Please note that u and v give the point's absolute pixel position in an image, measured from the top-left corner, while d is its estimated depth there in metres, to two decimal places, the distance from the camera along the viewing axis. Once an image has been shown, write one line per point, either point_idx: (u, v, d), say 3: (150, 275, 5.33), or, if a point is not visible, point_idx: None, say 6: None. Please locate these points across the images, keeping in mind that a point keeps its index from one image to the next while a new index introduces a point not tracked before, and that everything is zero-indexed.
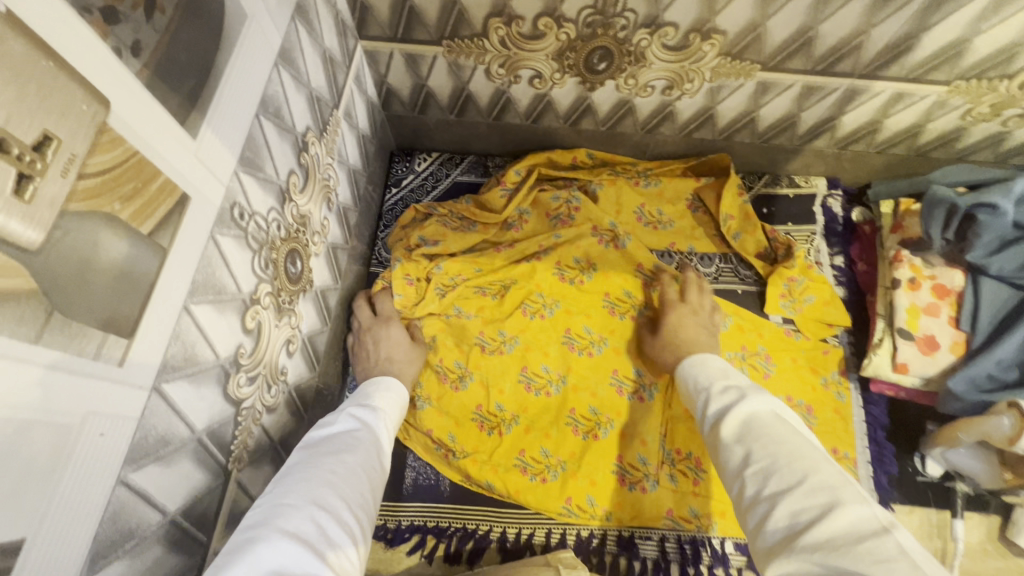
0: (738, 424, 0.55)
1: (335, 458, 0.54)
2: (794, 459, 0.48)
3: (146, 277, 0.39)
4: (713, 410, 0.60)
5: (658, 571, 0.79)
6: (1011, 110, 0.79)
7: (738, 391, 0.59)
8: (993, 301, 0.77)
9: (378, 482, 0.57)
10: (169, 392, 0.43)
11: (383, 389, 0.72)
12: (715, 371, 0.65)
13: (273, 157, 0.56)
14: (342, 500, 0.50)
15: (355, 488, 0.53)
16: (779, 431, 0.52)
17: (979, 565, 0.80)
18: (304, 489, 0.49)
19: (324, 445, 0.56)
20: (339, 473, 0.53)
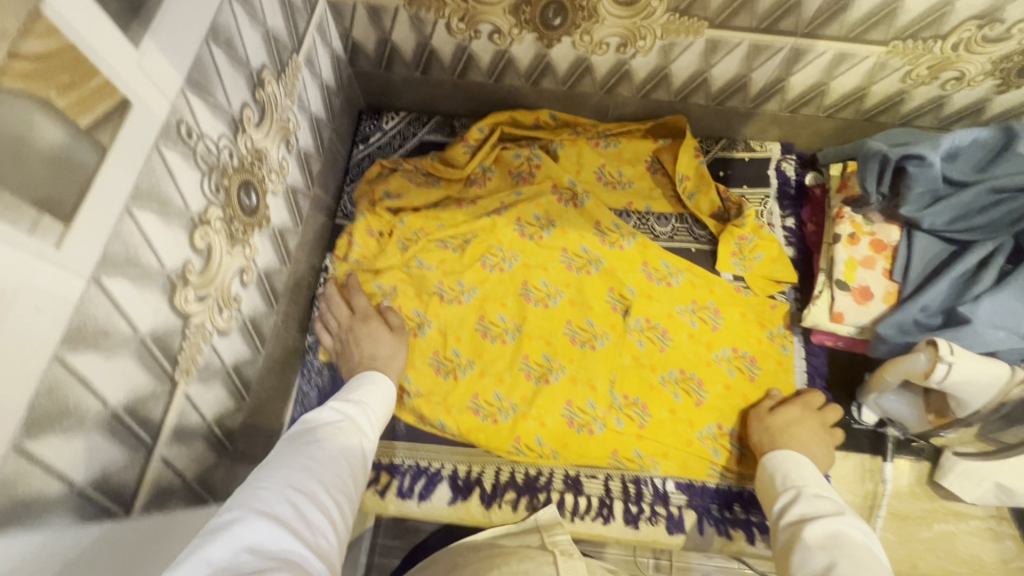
0: (825, 532, 0.58)
1: (315, 444, 0.56)
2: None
3: (84, 168, 0.41)
4: (801, 515, 0.63)
5: (602, 508, 0.83)
6: (948, 73, 0.83)
7: (835, 506, 0.62)
8: (924, 254, 0.80)
9: (361, 471, 0.59)
10: (111, 287, 0.46)
11: (367, 384, 0.73)
12: (810, 477, 0.69)
13: (224, 85, 0.59)
14: (322, 484, 0.52)
15: (335, 473, 0.55)
16: (867, 556, 0.54)
17: (907, 507, 0.85)
18: (284, 474, 0.51)
19: (307, 435, 0.58)
20: (319, 459, 0.55)
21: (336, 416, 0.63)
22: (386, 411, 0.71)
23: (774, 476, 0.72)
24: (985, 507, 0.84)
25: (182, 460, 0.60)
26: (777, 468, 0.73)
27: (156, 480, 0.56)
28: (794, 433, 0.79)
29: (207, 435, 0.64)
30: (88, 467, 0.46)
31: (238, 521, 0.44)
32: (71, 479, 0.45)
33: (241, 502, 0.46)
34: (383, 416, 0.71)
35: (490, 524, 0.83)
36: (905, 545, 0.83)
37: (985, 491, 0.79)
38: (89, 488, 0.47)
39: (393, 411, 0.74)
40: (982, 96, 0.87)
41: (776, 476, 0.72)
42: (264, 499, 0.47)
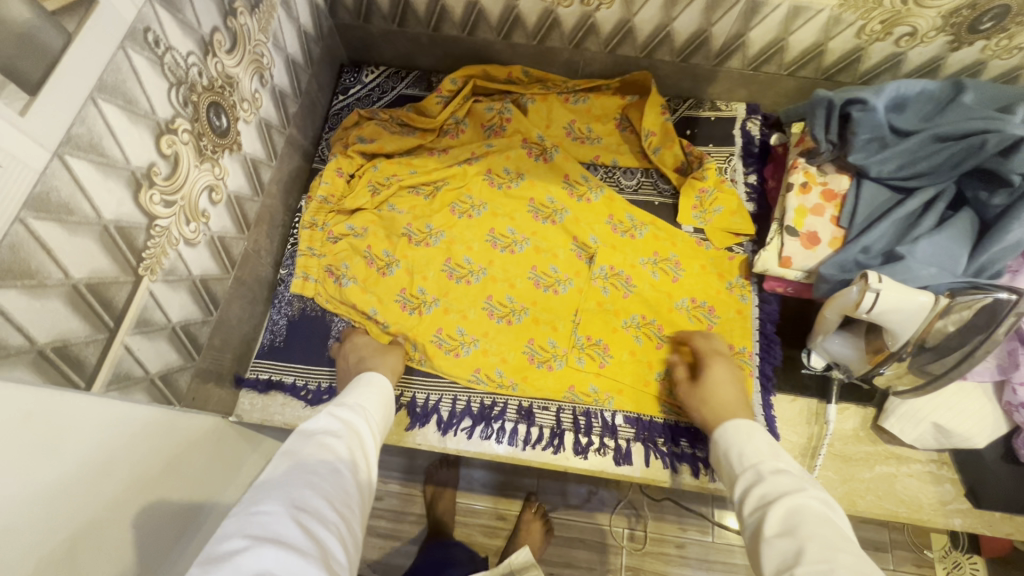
0: (786, 513, 0.54)
1: (315, 457, 0.54)
2: (846, 559, 0.47)
3: (50, 49, 0.46)
4: (762, 498, 0.58)
5: (553, 438, 0.86)
6: (900, 28, 0.86)
7: (796, 482, 0.58)
8: (870, 201, 0.83)
9: (364, 483, 0.57)
10: (74, 166, 0.50)
11: (363, 389, 0.72)
12: (764, 450, 0.65)
13: (194, 5, 0.63)
14: (326, 499, 0.50)
15: (338, 485, 0.53)
16: (832, 529, 0.51)
17: (851, 450, 0.87)
18: (284, 492, 0.49)
19: (305, 446, 0.56)
20: (321, 472, 0.53)
21: (333, 427, 0.60)
22: (383, 415, 0.70)
23: (729, 455, 0.68)
24: (927, 451, 0.86)
25: (146, 353, 0.65)
26: (730, 444, 0.68)
27: (117, 365, 0.60)
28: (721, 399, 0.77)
29: (170, 337, 0.69)
30: (49, 330, 0.51)
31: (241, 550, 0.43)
32: (32, 336, 0.49)
33: (241, 526, 0.45)
34: (379, 421, 0.69)
35: (446, 450, 0.87)
36: (846, 484, 0.85)
37: (922, 432, 0.82)
38: (50, 350, 0.51)
39: (391, 413, 0.73)
40: (937, 53, 0.89)
41: (731, 455, 0.67)
42: (265, 523, 0.45)
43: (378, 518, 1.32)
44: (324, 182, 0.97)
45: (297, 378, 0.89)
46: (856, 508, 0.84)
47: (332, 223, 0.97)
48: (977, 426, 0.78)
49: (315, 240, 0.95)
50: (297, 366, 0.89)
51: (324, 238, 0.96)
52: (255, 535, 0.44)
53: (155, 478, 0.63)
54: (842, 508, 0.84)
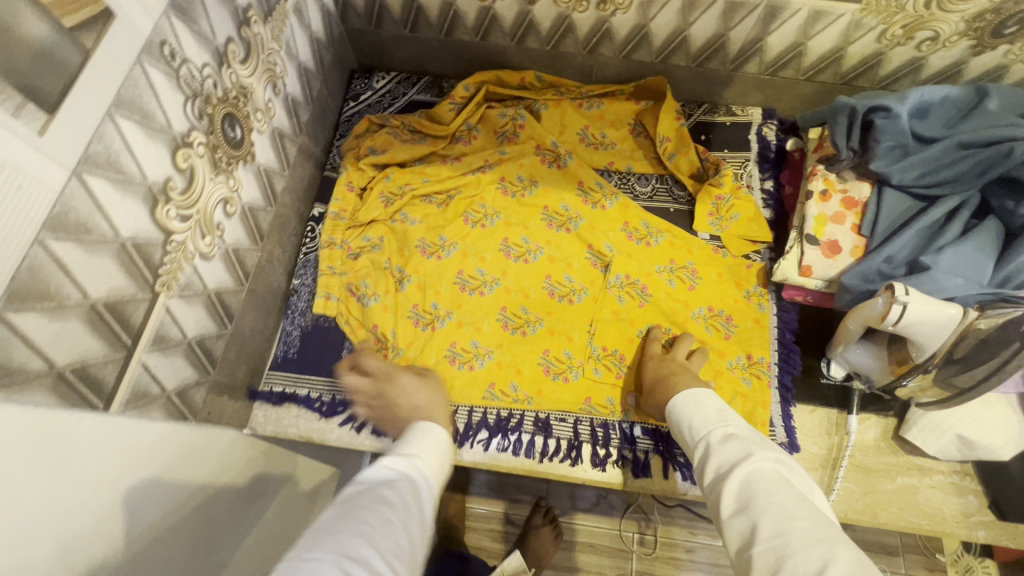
0: (740, 485, 0.58)
1: (366, 516, 0.46)
2: (802, 527, 0.50)
3: (68, 66, 0.45)
4: (717, 470, 0.62)
5: (570, 450, 0.85)
6: (922, 33, 0.84)
7: (743, 446, 0.62)
8: (892, 209, 0.82)
9: (421, 537, 0.49)
10: (92, 184, 0.49)
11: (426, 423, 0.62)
12: (710, 417, 0.69)
13: (209, 16, 0.62)
14: (378, 557, 0.43)
15: (391, 540, 0.45)
16: (784, 493, 0.55)
17: (871, 460, 0.86)
18: (341, 545, 0.42)
19: (364, 492, 0.48)
20: (375, 524, 0.45)
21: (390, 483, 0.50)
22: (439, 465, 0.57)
23: (687, 425, 0.71)
24: (949, 462, 0.85)
25: (163, 370, 0.64)
26: (682, 417, 0.72)
27: (134, 383, 0.59)
28: (671, 384, 0.79)
29: (186, 352, 0.68)
30: (68, 351, 0.50)
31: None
32: (52, 359, 0.48)
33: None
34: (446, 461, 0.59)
35: (462, 462, 0.86)
36: (867, 496, 0.84)
37: (946, 443, 0.81)
38: (68, 372, 0.50)
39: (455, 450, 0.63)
40: (958, 58, 0.88)
41: (683, 426, 0.71)
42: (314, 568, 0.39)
43: None
44: (335, 199, 0.97)
45: (311, 390, 0.88)
46: (878, 520, 0.83)
47: (349, 240, 0.96)
48: (1003, 438, 0.77)
49: (335, 258, 0.94)
50: (311, 377, 0.88)
51: (344, 256, 0.95)
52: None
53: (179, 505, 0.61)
54: (863, 520, 0.83)
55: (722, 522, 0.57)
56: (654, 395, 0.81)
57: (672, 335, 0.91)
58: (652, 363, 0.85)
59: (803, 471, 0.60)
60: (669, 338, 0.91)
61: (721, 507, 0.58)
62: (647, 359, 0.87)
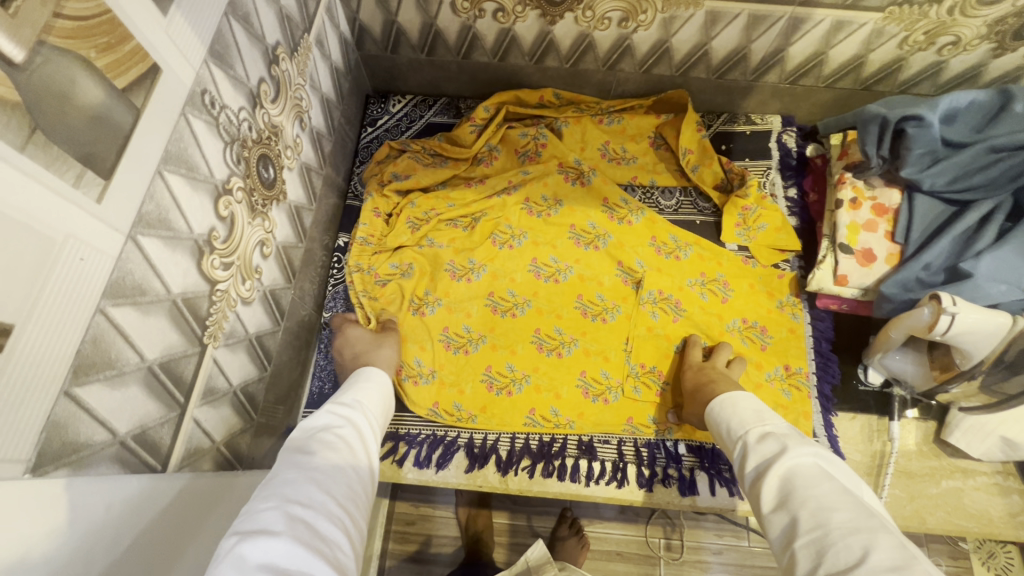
0: (780, 481, 0.55)
1: (320, 454, 0.53)
2: (842, 517, 0.48)
3: (122, 127, 0.44)
4: (758, 466, 0.60)
5: (616, 472, 0.84)
6: (944, 38, 0.85)
7: (779, 442, 0.60)
8: (925, 215, 0.82)
9: (366, 474, 0.56)
10: (146, 245, 0.48)
11: (362, 381, 0.73)
12: (748, 417, 0.67)
13: (243, 59, 0.61)
14: (330, 496, 0.49)
15: (340, 482, 0.52)
16: (824, 486, 0.52)
17: (914, 466, 0.86)
18: (288, 490, 0.47)
19: (310, 443, 0.55)
20: (325, 470, 0.51)
21: (335, 422, 0.60)
22: (382, 409, 0.70)
23: (729, 427, 0.69)
24: (992, 463, 0.85)
25: (211, 422, 0.62)
26: (722, 421, 0.71)
27: (188, 439, 0.58)
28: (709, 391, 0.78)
29: (232, 401, 0.66)
30: (129, 419, 0.48)
31: (269, 532, 0.42)
32: (115, 428, 0.47)
33: (274, 508, 0.45)
34: (379, 413, 0.69)
35: (507, 490, 0.85)
36: (914, 502, 0.84)
37: (991, 445, 0.81)
38: (129, 439, 0.49)
39: (388, 407, 0.73)
40: (978, 61, 0.89)
41: (722, 429, 0.70)
42: (262, 520, 0.43)
43: (412, 543, 1.30)
44: (362, 224, 0.96)
45: None
46: (926, 526, 0.83)
47: (377, 265, 0.95)
48: None
49: (366, 283, 0.94)
50: None
51: (373, 281, 0.94)
52: (289, 515, 0.45)
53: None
54: (911, 526, 0.83)
55: (764, 518, 0.55)
56: (692, 404, 0.80)
57: (709, 347, 0.91)
58: (693, 372, 0.84)
59: (847, 468, 0.57)
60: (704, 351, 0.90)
61: (761, 503, 0.55)
62: (689, 368, 0.85)
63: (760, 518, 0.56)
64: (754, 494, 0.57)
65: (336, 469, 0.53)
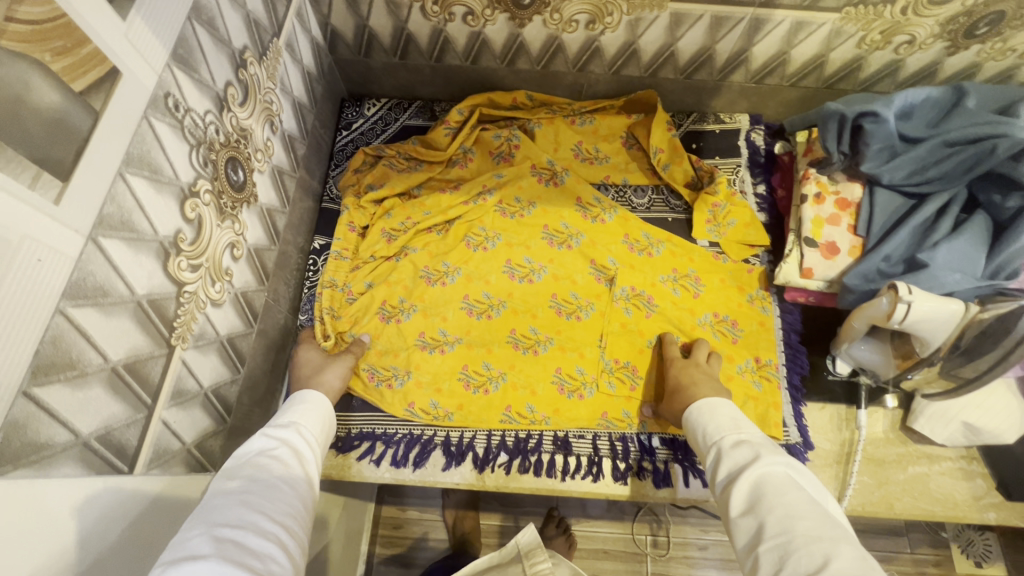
0: (749, 486, 0.57)
1: (251, 478, 0.55)
2: (806, 525, 0.50)
3: (80, 130, 0.44)
4: (728, 472, 0.61)
5: (591, 466, 0.86)
6: (900, 37, 0.88)
7: (752, 449, 0.61)
8: (885, 208, 0.85)
9: (304, 490, 0.59)
10: (107, 247, 0.48)
11: (298, 402, 0.73)
12: (725, 423, 0.68)
13: (208, 62, 0.61)
14: (263, 514, 0.51)
15: (275, 500, 0.54)
16: (792, 494, 0.54)
17: (881, 452, 0.88)
18: (216, 516, 0.50)
19: (241, 469, 0.57)
20: (255, 491, 0.53)
21: (270, 444, 0.62)
22: (324, 428, 0.71)
23: (704, 433, 0.70)
24: (956, 448, 0.87)
25: (181, 424, 0.63)
26: (698, 426, 0.71)
27: (156, 441, 0.58)
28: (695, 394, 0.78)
29: (203, 403, 0.67)
30: (92, 420, 0.48)
31: (194, 557, 0.45)
32: (77, 429, 0.47)
33: (201, 535, 0.47)
34: (321, 431, 0.71)
35: (485, 487, 0.86)
36: (882, 488, 0.86)
37: (953, 430, 0.83)
38: (93, 440, 0.49)
39: (333, 425, 0.75)
40: (934, 59, 0.91)
41: (698, 433, 0.71)
42: (189, 547, 0.46)
43: (399, 547, 1.31)
44: (336, 239, 0.96)
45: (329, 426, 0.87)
46: (894, 511, 0.85)
47: (351, 282, 0.96)
48: (1007, 422, 0.80)
49: (335, 300, 0.94)
50: None
51: (345, 299, 0.95)
52: (216, 537, 0.47)
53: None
54: (879, 512, 0.85)
55: (730, 521, 0.57)
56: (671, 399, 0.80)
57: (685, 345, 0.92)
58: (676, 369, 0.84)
59: (816, 478, 0.59)
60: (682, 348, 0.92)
61: (730, 506, 0.57)
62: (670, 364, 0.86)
63: (727, 521, 0.58)
64: (723, 500, 0.59)
65: (269, 487, 0.55)
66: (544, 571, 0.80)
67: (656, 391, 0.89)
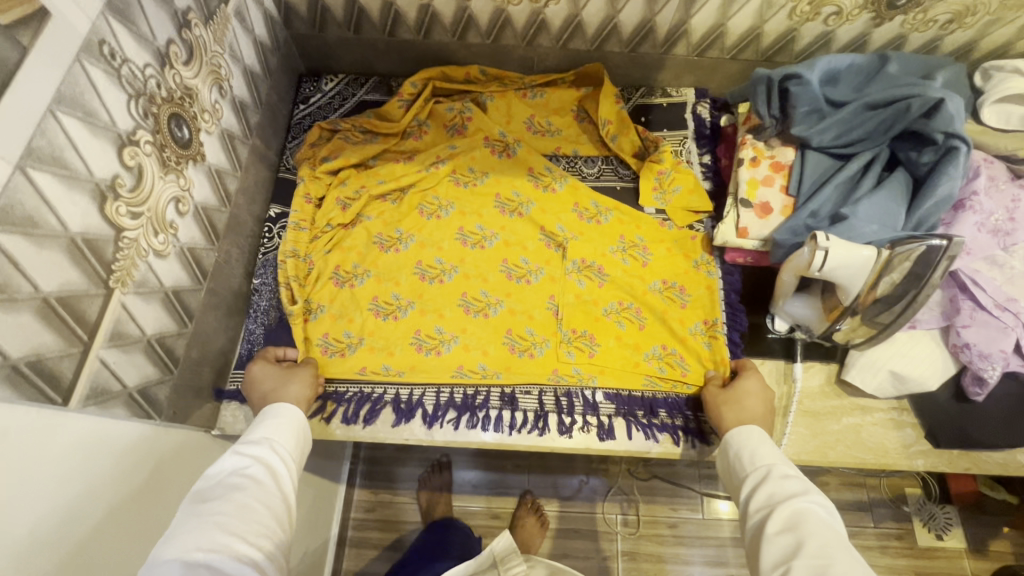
0: (790, 511, 0.61)
1: (223, 498, 0.57)
2: (846, 559, 0.55)
3: (6, 61, 0.46)
4: (768, 497, 0.65)
5: (537, 420, 0.88)
6: (827, 8, 0.93)
7: (801, 484, 0.64)
8: (815, 169, 0.88)
9: (279, 507, 0.60)
10: (38, 180, 0.51)
11: (270, 417, 0.72)
12: (774, 453, 0.71)
13: (147, 17, 0.64)
14: (235, 535, 0.54)
15: (249, 520, 0.56)
16: (833, 535, 0.58)
17: (817, 405, 0.92)
18: (188, 539, 0.53)
19: (211, 491, 0.58)
20: (229, 512, 0.56)
21: (242, 463, 0.62)
22: (299, 443, 0.71)
23: (740, 455, 0.73)
24: (888, 399, 0.91)
25: (122, 367, 0.65)
26: (736, 446, 0.74)
27: (94, 378, 0.60)
28: (749, 405, 0.81)
29: (146, 349, 0.69)
30: (22, 344, 0.51)
31: None
32: (7, 351, 0.49)
33: (173, 560, 0.51)
34: (297, 447, 0.70)
35: (434, 443, 0.88)
36: (817, 438, 0.89)
37: (881, 380, 0.87)
38: (23, 365, 0.51)
39: (309, 437, 0.74)
40: (863, 30, 0.96)
41: (735, 454, 0.74)
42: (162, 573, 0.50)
43: (367, 529, 1.31)
44: (293, 212, 0.97)
45: None
46: (828, 459, 0.88)
47: (313, 253, 0.97)
48: (930, 369, 0.84)
49: (297, 270, 0.95)
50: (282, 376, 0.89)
51: (308, 270, 0.96)
52: (188, 563, 0.51)
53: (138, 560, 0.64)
54: (815, 460, 0.88)
55: (762, 536, 0.61)
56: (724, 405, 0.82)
57: (734, 367, 0.89)
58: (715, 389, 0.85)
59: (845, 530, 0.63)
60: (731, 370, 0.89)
61: (767, 523, 0.61)
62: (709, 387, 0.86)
63: (757, 536, 0.62)
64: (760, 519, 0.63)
65: (243, 508, 0.57)
66: (518, 574, 0.86)
67: (623, 360, 0.91)
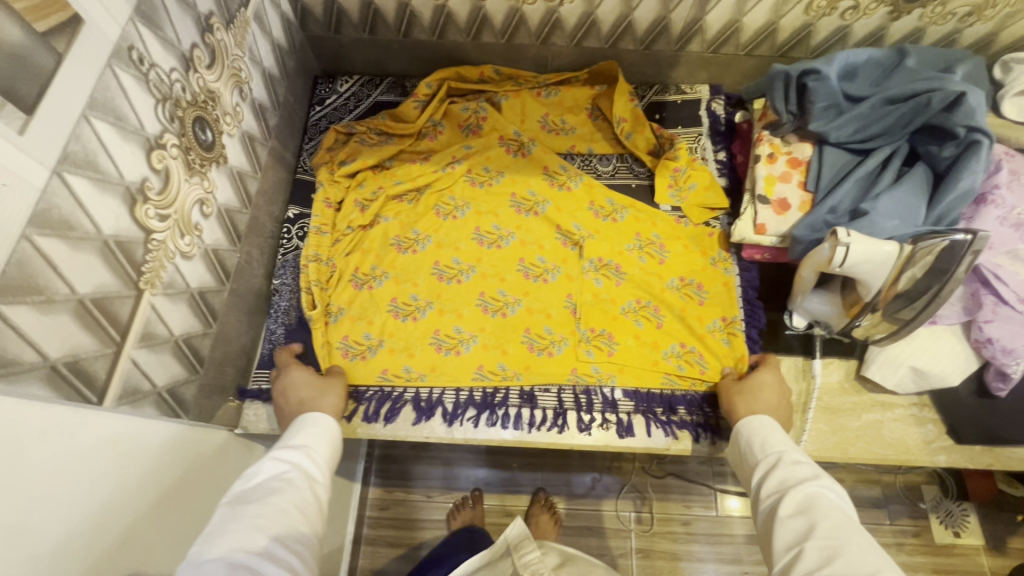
0: (801, 496, 0.61)
1: (263, 501, 0.58)
2: (859, 540, 0.54)
3: (43, 68, 0.47)
4: (779, 483, 0.65)
5: (557, 418, 0.89)
6: (843, 3, 0.92)
7: (811, 469, 0.65)
8: (833, 164, 0.88)
9: (313, 514, 0.61)
10: (74, 184, 0.52)
11: (305, 424, 0.73)
12: (783, 441, 0.71)
13: (173, 22, 0.65)
14: (274, 540, 0.55)
15: (286, 526, 0.57)
16: (846, 517, 0.58)
17: (837, 401, 0.91)
18: (229, 540, 0.53)
19: (252, 493, 0.59)
20: (268, 516, 0.57)
21: (281, 468, 0.64)
22: (333, 451, 0.72)
23: (751, 443, 0.73)
24: (908, 395, 0.91)
25: (151, 367, 0.66)
26: (748, 435, 0.74)
27: (126, 378, 0.61)
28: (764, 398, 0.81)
29: (174, 349, 0.70)
30: (60, 345, 0.52)
31: None
32: (46, 351, 0.50)
33: (215, 560, 0.51)
34: (331, 455, 0.71)
35: (453, 440, 0.89)
36: (837, 434, 0.89)
37: (903, 376, 0.87)
38: (61, 365, 0.52)
39: (341, 446, 0.75)
40: (880, 24, 0.96)
41: (745, 443, 0.74)
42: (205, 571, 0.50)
43: (383, 527, 1.32)
44: (313, 216, 0.99)
45: None
46: (848, 456, 0.88)
47: (335, 257, 0.98)
48: (952, 365, 0.84)
49: (320, 273, 0.96)
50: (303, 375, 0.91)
51: (332, 273, 0.98)
52: (230, 562, 0.51)
53: (169, 561, 0.65)
54: (835, 457, 0.88)
55: (775, 521, 0.61)
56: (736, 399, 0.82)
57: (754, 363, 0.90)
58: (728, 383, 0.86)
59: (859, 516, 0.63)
60: (749, 366, 0.90)
61: (778, 508, 0.61)
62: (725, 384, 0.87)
63: (769, 521, 0.62)
64: (771, 505, 0.63)
65: (282, 514, 0.58)
66: (533, 561, 0.82)
67: (641, 359, 0.91)
